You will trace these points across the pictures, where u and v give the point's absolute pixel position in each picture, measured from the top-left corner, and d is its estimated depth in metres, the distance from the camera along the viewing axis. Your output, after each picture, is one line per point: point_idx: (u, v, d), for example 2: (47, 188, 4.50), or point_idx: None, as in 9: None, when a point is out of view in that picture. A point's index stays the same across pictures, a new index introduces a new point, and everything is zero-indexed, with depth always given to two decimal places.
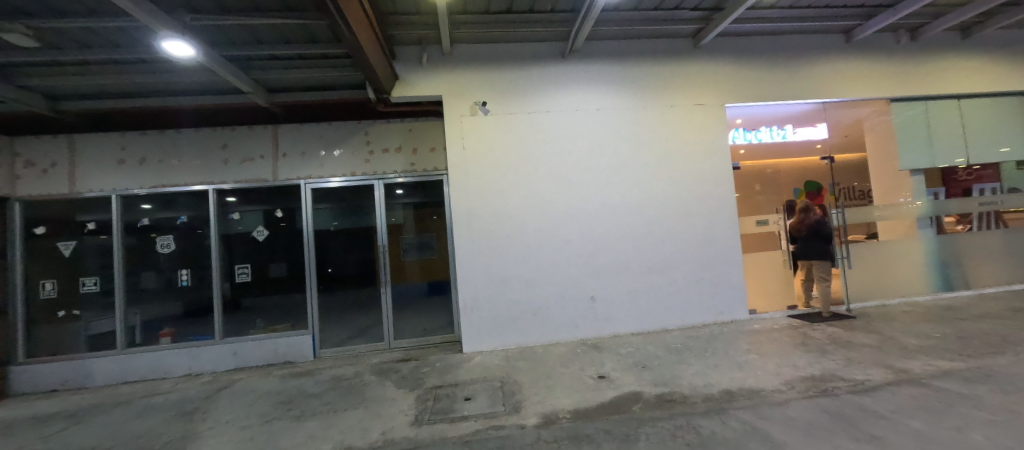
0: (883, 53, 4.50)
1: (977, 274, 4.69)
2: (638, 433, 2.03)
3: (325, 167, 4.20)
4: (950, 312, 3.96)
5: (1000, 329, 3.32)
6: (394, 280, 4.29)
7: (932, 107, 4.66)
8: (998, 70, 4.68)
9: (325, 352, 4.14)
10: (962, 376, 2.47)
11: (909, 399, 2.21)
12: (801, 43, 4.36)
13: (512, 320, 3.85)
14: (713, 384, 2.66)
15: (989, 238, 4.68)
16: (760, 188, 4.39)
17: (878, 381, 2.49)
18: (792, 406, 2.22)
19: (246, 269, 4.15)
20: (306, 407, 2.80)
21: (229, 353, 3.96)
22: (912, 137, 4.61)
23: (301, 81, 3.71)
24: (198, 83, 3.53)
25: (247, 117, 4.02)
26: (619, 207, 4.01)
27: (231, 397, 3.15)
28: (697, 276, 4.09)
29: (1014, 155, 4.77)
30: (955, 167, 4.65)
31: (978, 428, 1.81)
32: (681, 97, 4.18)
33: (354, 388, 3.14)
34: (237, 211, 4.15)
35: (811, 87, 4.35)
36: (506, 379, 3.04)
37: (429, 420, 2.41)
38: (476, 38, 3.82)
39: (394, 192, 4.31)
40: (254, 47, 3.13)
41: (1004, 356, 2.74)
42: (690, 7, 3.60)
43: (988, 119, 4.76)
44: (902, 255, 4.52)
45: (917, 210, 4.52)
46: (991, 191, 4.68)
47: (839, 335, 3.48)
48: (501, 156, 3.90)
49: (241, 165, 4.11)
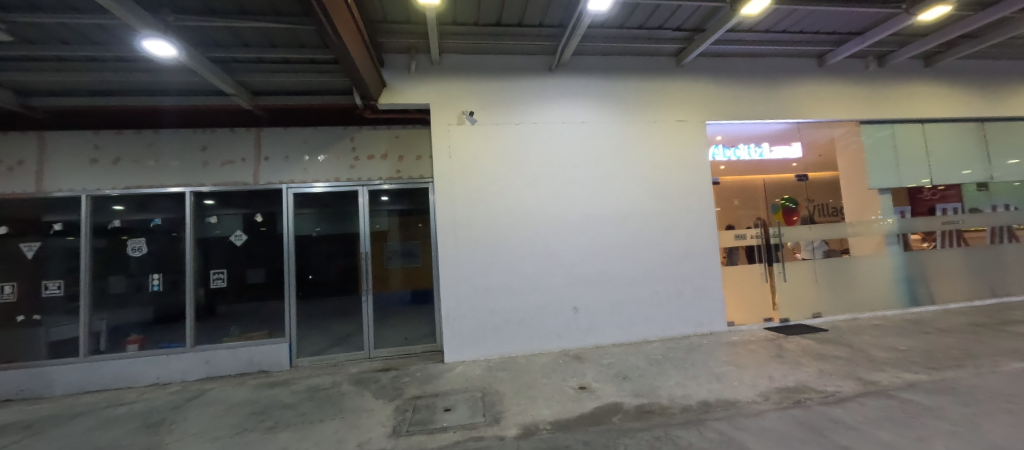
0: (853, 77, 4.72)
1: (942, 290, 4.90)
2: (617, 443, 2.04)
3: (309, 172, 4.14)
4: (916, 326, 4.12)
5: (963, 343, 3.47)
6: (376, 288, 4.23)
7: (899, 130, 4.90)
8: (960, 96, 4.95)
9: (302, 361, 4.04)
10: (927, 387, 2.57)
11: (876, 410, 2.29)
12: (778, 65, 4.54)
13: (495, 330, 3.83)
14: (692, 395, 2.70)
15: (953, 256, 4.91)
16: (739, 202, 4.52)
17: (848, 393, 2.57)
18: (766, 417, 2.27)
19: (222, 274, 4.03)
20: (281, 418, 2.72)
21: (201, 361, 3.83)
22: (881, 158, 4.83)
23: (286, 84, 3.68)
24: (181, 84, 3.47)
25: (231, 120, 3.95)
26: (604, 218, 4.07)
27: (202, 408, 3.03)
28: (678, 289, 4.16)
29: (974, 176, 5.05)
30: (921, 187, 4.89)
31: (939, 438, 1.89)
32: (664, 113, 4.30)
33: (332, 398, 3.06)
34: (215, 215, 4.05)
35: (788, 107, 4.53)
36: (487, 390, 3.02)
37: (407, 431, 2.37)
38: (465, 48, 3.87)
39: (379, 198, 4.29)
40: (239, 49, 3.10)
41: (966, 369, 2.87)
42: (673, 28, 3.74)
43: (950, 144, 5.04)
44: (871, 270, 4.71)
45: (885, 228, 4.73)
46: (954, 210, 4.93)
47: (812, 348, 3.58)
48: (487, 166, 3.93)
49: (221, 168, 4.01)
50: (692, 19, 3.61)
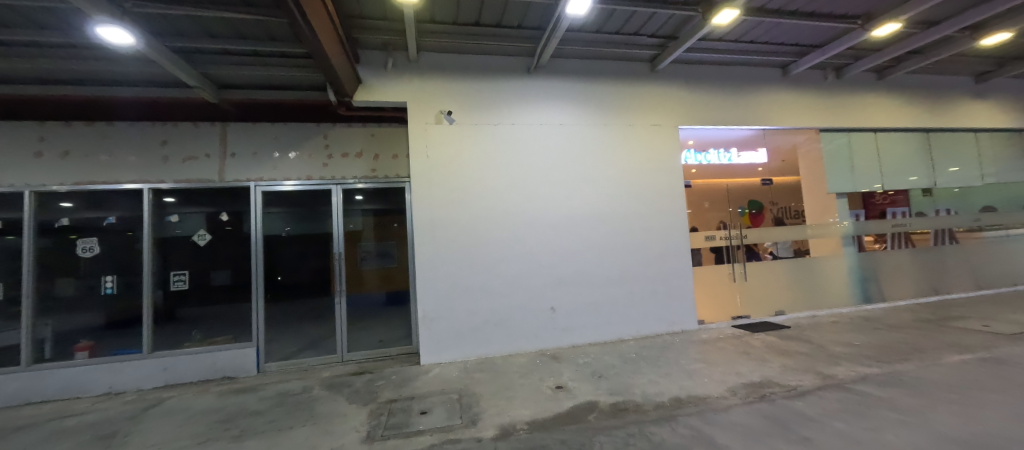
0: (814, 87, 4.99)
1: (892, 289, 5.26)
2: (593, 441, 2.08)
3: (279, 170, 3.99)
4: (869, 322, 4.40)
5: (909, 337, 3.73)
6: (350, 289, 4.11)
7: (854, 138, 5.22)
8: (908, 108, 5.31)
9: (271, 365, 3.88)
10: (879, 380, 2.75)
11: (834, 402, 2.42)
12: (746, 73, 4.74)
13: (473, 331, 3.81)
14: (665, 392, 2.78)
15: (901, 256, 5.27)
16: (709, 205, 4.71)
17: (809, 386, 2.71)
18: (733, 411, 2.37)
19: (183, 276, 3.84)
20: (248, 426, 2.61)
21: (159, 368, 3.61)
22: (838, 164, 5.13)
23: (255, 78, 3.54)
24: (141, 74, 3.27)
25: (195, 114, 3.76)
26: (582, 219, 4.13)
27: (161, 417, 2.86)
28: (652, 288, 4.27)
29: (920, 183, 5.45)
30: (873, 192, 5.23)
31: (889, 427, 2.02)
32: (639, 117, 4.41)
33: (303, 404, 2.96)
34: (175, 213, 3.85)
35: (755, 115, 4.73)
36: (464, 391, 2.99)
37: (382, 436, 2.32)
38: (443, 47, 3.83)
39: (353, 197, 4.19)
40: (205, 40, 2.96)
41: (912, 361, 3.09)
42: (648, 34, 3.84)
43: (899, 152, 5.41)
44: (830, 270, 4.99)
45: (842, 230, 5.03)
46: (902, 214, 5.29)
47: (776, 344, 3.76)
48: (466, 166, 3.91)
49: (183, 164, 3.81)
50: (666, 26, 3.71)
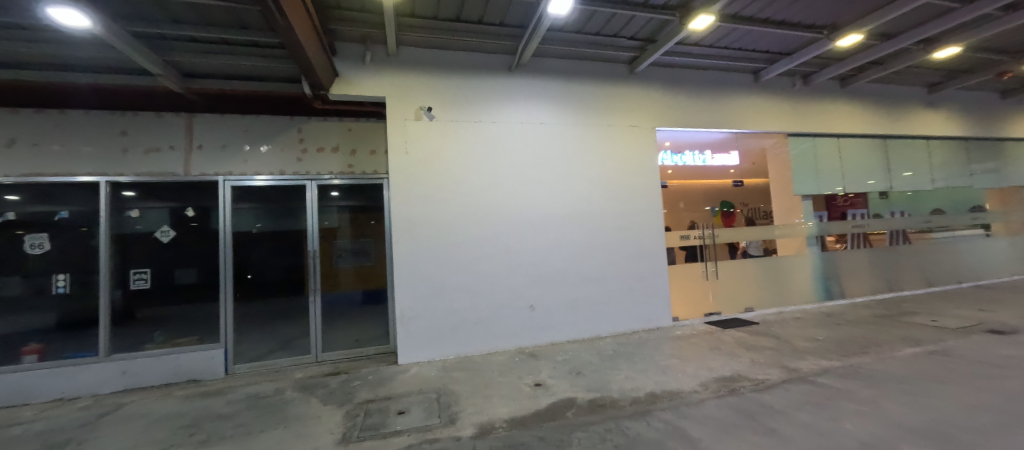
0: (783, 93, 5.20)
1: (852, 286, 5.56)
2: (571, 438, 2.10)
3: (249, 164, 3.83)
4: (831, 318, 4.64)
5: (866, 332, 3.95)
6: (325, 288, 4.01)
7: (819, 142, 5.46)
8: (868, 116, 5.62)
9: (240, 367, 3.73)
10: (839, 372, 2.90)
11: (799, 394, 2.54)
12: (720, 78, 4.89)
13: (452, 330, 3.78)
14: (641, 387, 2.84)
15: (860, 256, 5.58)
16: (683, 205, 4.85)
17: (776, 380, 2.84)
18: (705, 405, 2.45)
19: (144, 274, 3.64)
20: (215, 430, 2.50)
21: (118, 372, 3.40)
22: (804, 168, 5.35)
23: (224, 68, 3.39)
24: (98, 59, 3.07)
25: (157, 103, 3.57)
26: (561, 218, 4.17)
27: (119, 423, 2.70)
28: (629, 286, 4.35)
29: (877, 186, 5.77)
30: (835, 194, 5.50)
31: (847, 417, 2.14)
32: (618, 118, 4.48)
33: (275, 406, 2.87)
34: (136, 208, 3.65)
35: (728, 118, 4.89)
36: (443, 391, 2.97)
37: (358, 437, 2.28)
38: (423, 42, 3.77)
39: (328, 194, 4.09)
40: (170, 25, 2.81)
41: (869, 355, 3.28)
42: (628, 36, 3.90)
43: (860, 157, 5.71)
44: (795, 269, 5.22)
45: (806, 230, 5.27)
46: (861, 215, 5.60)
47: (745, 339, 3.91)
48: (446, 163, 3.87)
49: (145, 156, 3.60)
50: (645, 30, 3.78)
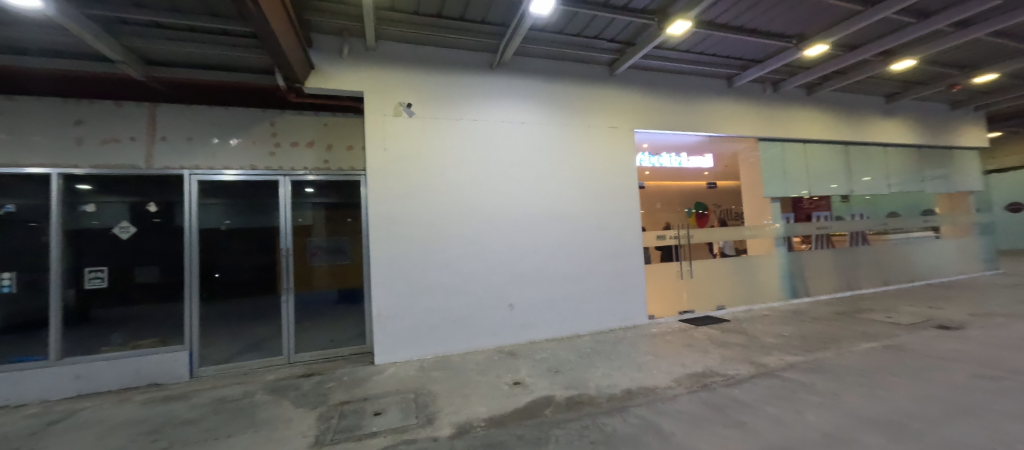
0: (754, 99, 5.40)
1: (816, 285, 5.84)
2: (549, 435, 2.11)
3: (218, 157, 3.67)
4: (796, 315, 4.85)
5: (828, 328, 4.16)
6: (297, 287, 3.89)
7: (787, 147, 5.70)
8: (832, 123, 5.92)
9: (206, 370, 3.57)
10: (803, 367, 3.04)
11: (766, 388, 2.65)
12: (696, 83, 5.04)
13: (430, 329, 3.74)
14: (617, 384, 2.89)
15: (823, 256, 5.87)
16: (660, 205, 5.10)
17: (745, 375, 2.94)
18: (679, 400, 2.52)
19: (100, 273, 3.42)
20: (179, 436, 2.38)
21: (70, 376, 3.19)
22: (772, 171, 5.56)
23: (191, 56, 3.23)
24: (49, 42, 2.86)
25: (116, 91, 3.36)
26: (541, 217, 4.19)
27: (71, 431, 2.54)
28: (607, 285, 4.43)
29: (839, 190, 6.08)
30: (801, 197, 5.76)
31: (810, 409, 2.24)
32: (598, 119, 4.54)
33: (244, 410, 2.76)
34: (91, 202, 3.44)
35: (703, 122, 5.03)
36: (420, 390, 2.94)
37: (332, 440, 2.22)
38: (403, 37, 3.71)
39: (303, 190, 3.99)
40: (131, 9, 2.65)
41: (830, 350, 3.46)
42: (608, 38, 3.95)
43: (824, 162, 6.00)
44: (764, 268, 5.44)
45: (775, 231, 5.49)
46: (824, 217, 5.89)
47: (716, 336, 4.05)
48: (425, 160, 3.82)
49: (101, 147, 3.37)
50: (624, 32, 3.84)
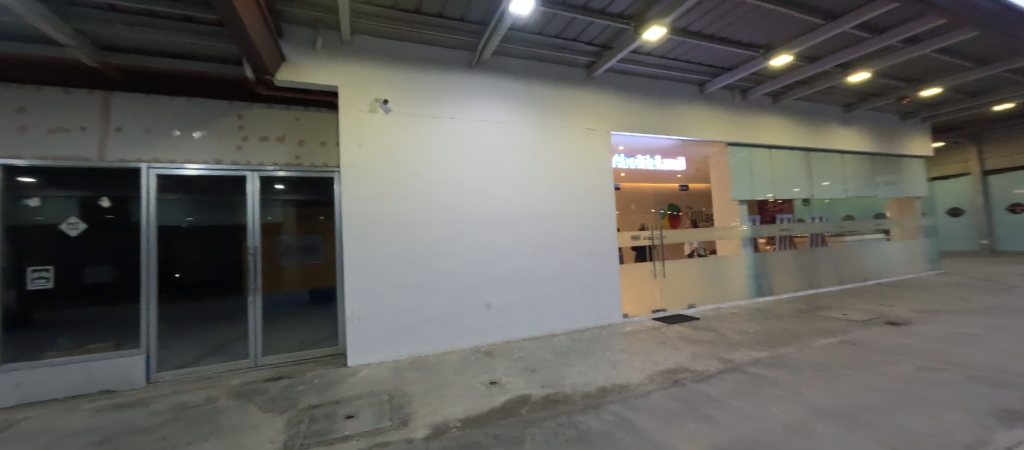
0: (724, 105, 5.62)
1: (780, 284, 6.13)
2: (525, 434, 2.12)
3: (180, 150, 3.49)
4: (761, 312, 5.09)
5: (790, 325, 4.38)
6: (266, 287, 3.75)
7: (754, 152, 5.95)
8: (795, 130, 6.23)
9: (165, 375, 3.38)
10: (766, 362, 3.19)
11: (732, 383, 2.76)
12: (670, 88, 5.19)
13: (405, 330, 3.68)
14: (592, 382, 2.94)
15: (786, 256, 6.18)
16: (635, 207, 5.16)
17: (713, 370, 3.06)
18: (651, 396, 2.58)
19: (45, 273, 3.15)
20: (133, 446, 2.24)
21: (9, 385, 2.94)
22: (741, 175, 5.80)
23: (151, 43, 3.05)
24: None
25: (64, 77, 3.11)
26: (518, 217, 4.21)
27: (10, 444, 2.34)
28: (583, 285, 4.50)
29: (801, 194, 6.42)
30: (766, 200, 6.04)
31: (773, 402, 2.36)
32: (576, 120, 4.60)
33: (207, 416, 2.63)
34: (36, 197, 3.16)
35: (676, 126, 5.19)
36: (395, 392, 2.89)
37: (301, 445, 2.14)
38: (380, 32, 3.64)
39: (273, 187, 3.84)
40: None
41: (791, 345, 3.64)
42: (586, 41, 4.02)
43: (788, 167, 6.31)
44: (732, 268, 5.66)
45: (742, 232, 5.73)
46: (788, 219, 6.20)
47: (687, 333, 4.19)
48: (402, 158, 3.76)
49: (48, 136, 3.13)
50: (602, 36, 3.91)
